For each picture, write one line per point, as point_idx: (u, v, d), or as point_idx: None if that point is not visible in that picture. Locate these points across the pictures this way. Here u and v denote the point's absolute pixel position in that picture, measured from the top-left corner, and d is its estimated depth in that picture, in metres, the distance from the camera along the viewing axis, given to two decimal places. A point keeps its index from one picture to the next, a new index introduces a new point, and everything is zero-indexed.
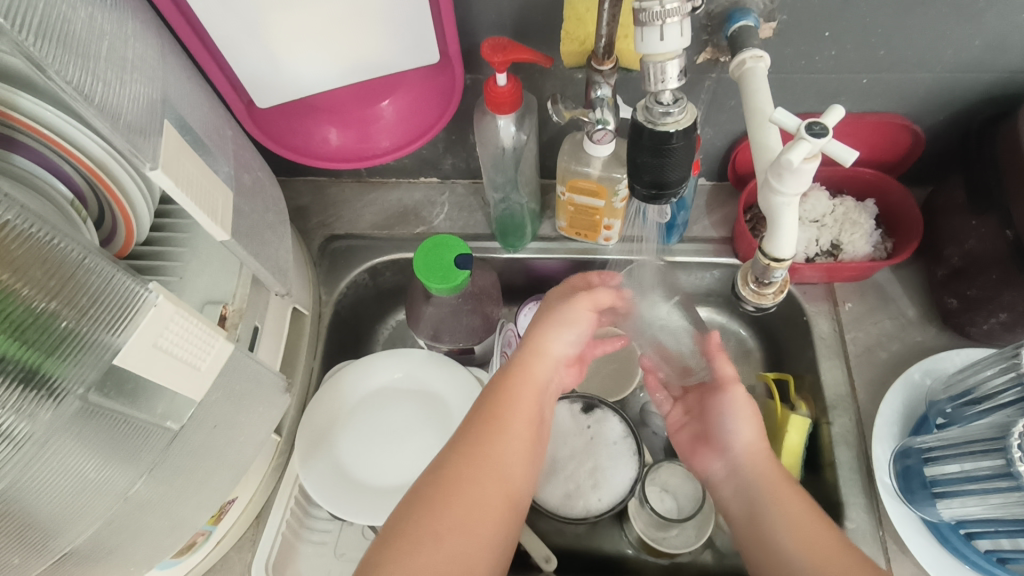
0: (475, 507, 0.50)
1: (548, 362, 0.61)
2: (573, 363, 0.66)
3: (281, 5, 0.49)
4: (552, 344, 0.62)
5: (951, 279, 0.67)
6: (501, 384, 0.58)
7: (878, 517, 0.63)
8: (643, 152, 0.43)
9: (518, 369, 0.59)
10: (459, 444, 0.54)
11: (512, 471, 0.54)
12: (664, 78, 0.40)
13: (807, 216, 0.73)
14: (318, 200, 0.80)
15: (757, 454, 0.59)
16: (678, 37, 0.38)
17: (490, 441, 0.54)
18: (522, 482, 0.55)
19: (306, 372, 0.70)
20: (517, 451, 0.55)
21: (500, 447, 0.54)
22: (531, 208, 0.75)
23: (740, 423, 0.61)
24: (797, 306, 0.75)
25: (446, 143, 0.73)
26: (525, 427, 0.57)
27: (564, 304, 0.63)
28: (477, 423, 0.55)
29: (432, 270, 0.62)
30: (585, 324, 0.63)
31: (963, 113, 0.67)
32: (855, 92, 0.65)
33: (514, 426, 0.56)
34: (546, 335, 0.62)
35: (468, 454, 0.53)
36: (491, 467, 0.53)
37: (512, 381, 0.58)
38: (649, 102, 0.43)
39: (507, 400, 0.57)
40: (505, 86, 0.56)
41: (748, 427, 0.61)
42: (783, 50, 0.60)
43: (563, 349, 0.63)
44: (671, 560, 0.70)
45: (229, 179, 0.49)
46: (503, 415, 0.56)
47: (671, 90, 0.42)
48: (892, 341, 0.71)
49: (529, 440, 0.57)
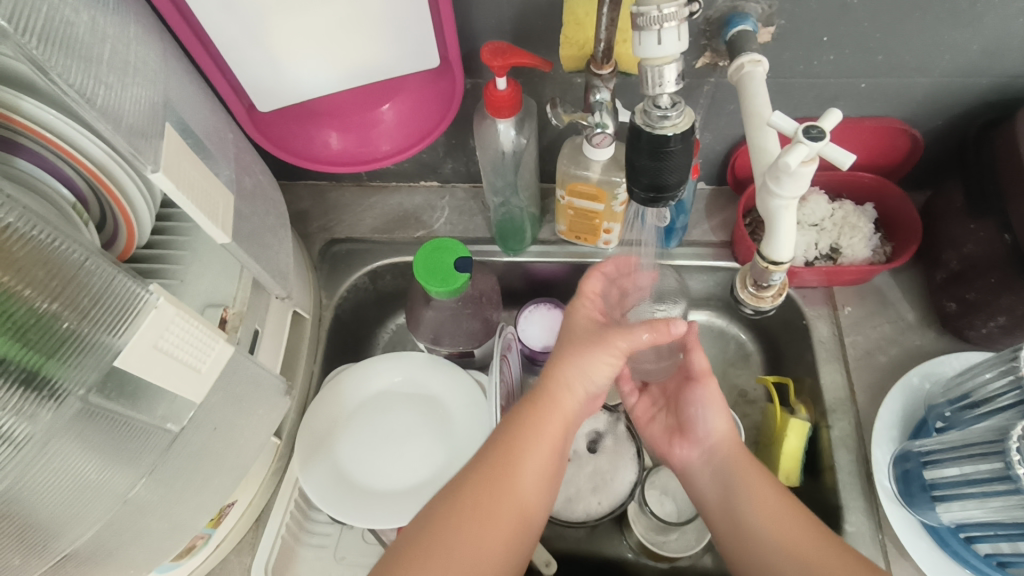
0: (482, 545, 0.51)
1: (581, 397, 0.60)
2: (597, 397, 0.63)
3: (281, 10, 0.49)
4: (591, 378, 0.60)
5: (950, 283, 0.68)
6: (508, 429, 0.57)
7: (878, 520, 0.63)
8: (641, 155, 0.43)
9: (550, 405, 0.58)
10: (464, 496, 0.53)
11: (514, 515, 0.53)
12: (662, 82, 0.40)
13: (805, 220, 0.73)
14: (319, 204, 0.80)
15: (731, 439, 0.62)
16: (676, 41, 0.39)
17: (497, 489, 0.53)
18: (534, 523, 0.54)
19: (306, 375, 0.70)
20: (524, 503, 0.54)
21: (512, 487, 0.54)
22: (531, 212, 0.75)
23: (718, 415, 0.63)
24: (796, 310, 0.75)
25: (446, 147, 0.74)
26: (534, 474, 0.55)
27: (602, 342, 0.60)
28: (480, 473, 0.54)
29: (432, 273, 0.62)
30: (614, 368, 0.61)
31: (960, 118, 0.67)
32: (853, 96, 0.65)
33: (531, 464, 0.55)
34: (585, 370, 0.60)
35: (473, 492, 0.53)
36: (497, 514, 0.52)
37: (533, 415, 0.58)
38: (647, 106, 0.42)
39: (545, 415, 0.58)
40: (504, 90, 0.56)
41: (724, 426, 0.63)
42: (782, 55, 0.60)
43: (597, 385, 0.61)
44: (671, 564, 0.70)
45: (229, 183, 0.50)
46: (512, 464, 0.54)
47: (669, 94, 0.41)
48: (891, 345, 0.71)
49: (547, 479, 0.56)
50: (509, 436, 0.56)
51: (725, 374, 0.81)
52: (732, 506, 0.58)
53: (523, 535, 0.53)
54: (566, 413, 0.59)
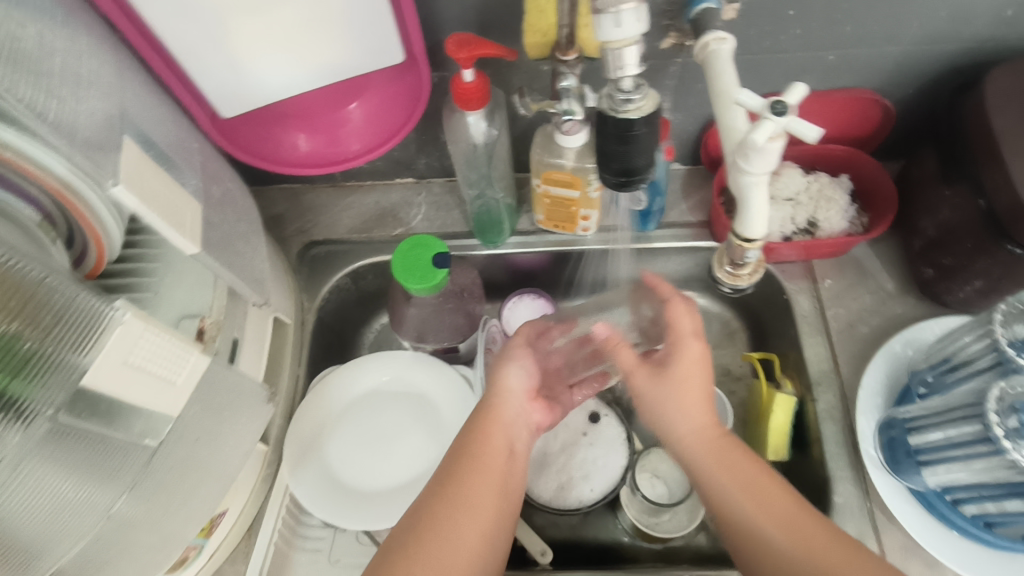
0: (461, 533, 0.51)
1: (513, 398, 0.61)
2: (536, 398, 0.65)
3: (241, 12, 0.48)
4: (510, 377, 0.62)
5: (926, 249, 0.68)
6: (472, 426, 0.59)
7: (865, 488, 0.64)
8: (609, 140, 0.43)
9: (485, 409, 0.60)
10: (438, 491, 0.54)
11: (491, 506, 0.54)
12: (622, 66, 0.40)
13: (781, 194, 0.74)
14: (294, 207, 0.80)
15: (697, 429, 0.56)
16: (635, 23, 0.37)
17: (467, 480, 0.54)
18: (508, 511, 0.55)
19: (291, 381, 0.70)
20: (495, 492, 0.54)
21: (480, 477, 0.55)
22: (508, 203, 0.75)
23: (670, 409, 0.57)
24: (776, 286, 0.75)
25: (418, 143, 0.73)
26: (502, 465, 0.56)
27: (512, 345, 0.64)
28: (451, 473, 0.55)
29: (410, 270, 0.61)
30: (524, 356, 0.64)
31: (930, 85, 0.67)
32: (822, 69, 0.65)
33: (491, 452, 0.57)
34: (501, 370, 0.62)
35: (448, 486, 0.54)
36: (473, 501, 0.53)
37: (487, 413, 0.59)
38: (610, 90, 0.41)
39: (490, 411, 0.59)
40: (471, 81, 0.56)
41: (690, 410, 0.56)
42: (749, 31, 0.60)
43: (522, 380, 0.62)
44: (665, 545, 0.70)
45: (196, 192, 0.49)
46: (479, 457, 0.56)
47: (632, 77, 0.40)
48: (872, 315, 0.72)
49: (514, 466, 0.57)
50: (473, 427, 0.58)
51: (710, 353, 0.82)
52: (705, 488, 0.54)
53: (502, 521, 0.54)
54: (503, 414, 0.60)
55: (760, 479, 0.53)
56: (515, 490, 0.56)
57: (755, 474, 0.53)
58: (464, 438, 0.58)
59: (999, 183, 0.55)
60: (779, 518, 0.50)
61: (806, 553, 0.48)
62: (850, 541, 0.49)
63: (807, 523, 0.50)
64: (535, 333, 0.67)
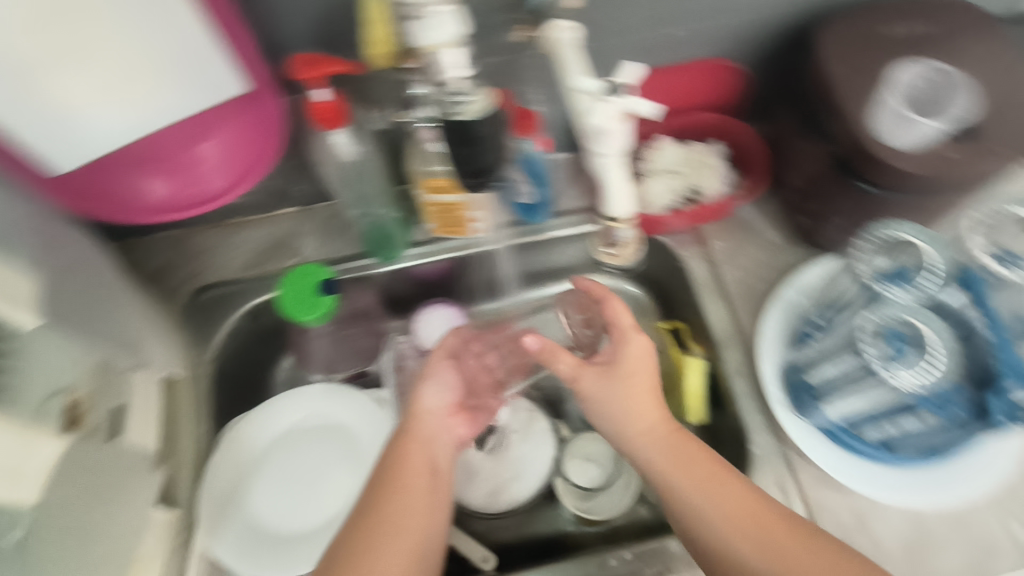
0: (386, 563, 0.50)
1: (433, 416, 0.59)
2: (457, 411, 0.63)
3: (51, 64, 0.44)
4: (427, 394, 0.60)
5: (797, 200, 0.72)
6: (395, 450, 0.56)
7: (778, 435, 0.66)
8: (453, 143, 0.46)
9: (406, 429, 0.58)
10: (361, 523, 0.52)
11: (416, 530, 0.52)
12: (444, 67, 0.42)
13: (660, 168, 0.75)
14: (176, 254, 0.74)
15: (655, 427, 0.56)
16: (447, 28, 0.41)
17: (391, 507, 0.52)
18: (434, 532, 0.53)
19: (197, 438, 0.66)
20: (421, 515, 0.53)
21: (404, 502, 0.53)
22: (394, 217, 0.71)
23: (619, 405, 0.57)
24: (672, 256, 0.77)
25: (292, 169, 0.71)
26: (426, 485, 0.55)
27: (433, 360, 0.63)
28: (373, 512, 0.52)
29: (298, 303, 0.59)
30: (445, 372, 0.62)
31: (775, 45, 0.70)
32: (672, 43, 0.67)
33: (413, 472, 0.55)
34: (421, 388, 0.60)
35: (370, 516, 0.52)
36: (398, 530, 0.51)
37: (408, 434, 0.57)
38: (442, 96, 0.44)
39: (411, 432, 0.57)
40: (327, 100, 0.54)
41: (640, 409, 0.57)
42: (595, 15, 0.61)
43: (442, 396, 0.61)
44: (608, 526, 0.71)
45: (30, 264, 0.45)
46: (400, 481, 0.54)
47: (458, 78, 0.43)
48: (761, 269, 0.75)
49: (439, 485, 0.56)
50: (394, 452, 0.56)
51: None
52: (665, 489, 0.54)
53: (428, 543, 0.53)
54: (422, 432, 0.58)
55: (720, 478, 0.53)
56: (440, 511, 0.55)
57: (716, 474, 0.53)
58: (387, 462, 0.56)
59: (845, 130, 0.58)
60: (741, 518, 0.51)
61: (765, 551, 0.49)
62: (809, 531, 0.51)
63: (754, 510, 0.51)
64: (460, 343, 0.67)
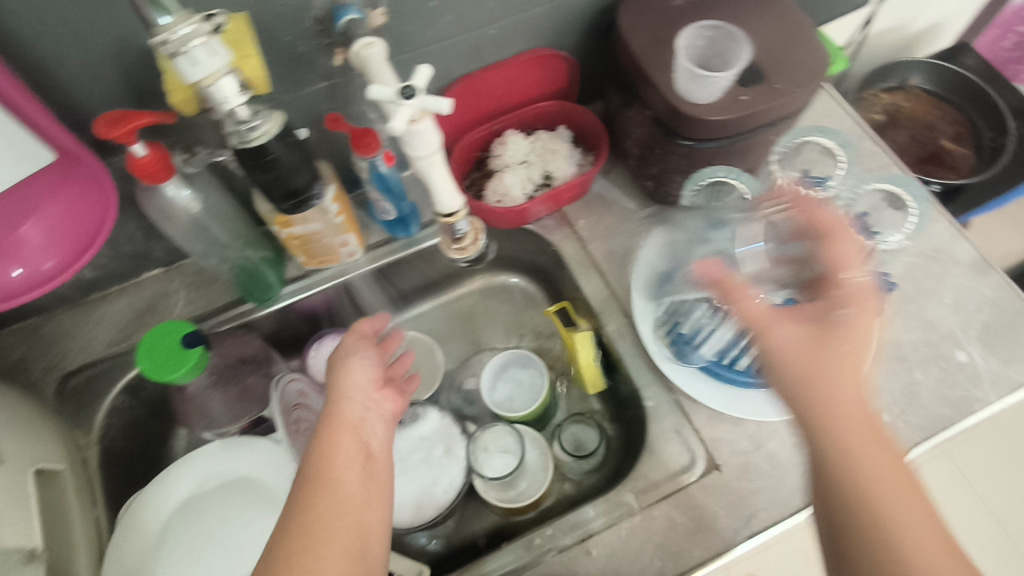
0: (319, 557, 0.45)
1: (354, 399, 0.57)
2: (384, 386, 0.61)
3: None
4: (349, 379, 0.58)
5: (640, 165, 0.76)
6: (319, 445, 0.53)
7: (667, 384, 0.70)
8: (254, 168, 0.51)
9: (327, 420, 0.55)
10: (289, 526, 0.47)
11: (350, 522, 0.48)
12: (225, 96, 0.46)
13: (513, 161, 0.80)
14: (34, 345, 0.72)
15: (865, 413, 0.46)
16: (210, 58, 0.43)
17: (319, 502, 0.49)
18: (374, 523, 0.50)
19: (88, 525, 0.63)
20: (352, 502, 0.49)
21: (334, 494, 0.49)
22: (264, 256, 0.71)
23: (834, 363, 0.46)
24: (543, 241, 0.81)
25: (142, 232, 0.69)
26: (356, 473, 0.52)
27: (349, 342, 0.63)
28: (300, 514, 0.48)
29: (161, 363, 0.58)
30: (365, 349, 0.62)
31: (587, 30, 0.75)
32: (490, 42, 0.71)
33: (340, 463, 0.52)
34: (341, 373, 0.59)
35: (298, 515, 0.48)
36: (332, 524, 0.47)
37: (331, 426, 0.54)
38: (233, 125, 0.48)
39: (331, 428, 0.54)
40: (146, 155, 0.54)
41: (854, 378, 0.46)
42: (405, 27, 0.63)
43: (364, 377, 0.59)
44: (536, 510, 0.73)
45: None
46: (328, 474, 0.51)
47: (241, 106, 0.47)
48: (625, 236, 0.80)
49: (373, 471, 0.53)
50: (317, 444, 0.53)
51: (522, 320, 0.88)
52: (858, 496, 0.44)
53: (367, 532, 0.49)
54: (346, 419, 0.55)
55: (916, 503, 0.44)
56: (382, 503, 0.51)
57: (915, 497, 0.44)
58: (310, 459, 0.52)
59: (655, 95, 0.64)
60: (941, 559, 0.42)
61: None
62: None
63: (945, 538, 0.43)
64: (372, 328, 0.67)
